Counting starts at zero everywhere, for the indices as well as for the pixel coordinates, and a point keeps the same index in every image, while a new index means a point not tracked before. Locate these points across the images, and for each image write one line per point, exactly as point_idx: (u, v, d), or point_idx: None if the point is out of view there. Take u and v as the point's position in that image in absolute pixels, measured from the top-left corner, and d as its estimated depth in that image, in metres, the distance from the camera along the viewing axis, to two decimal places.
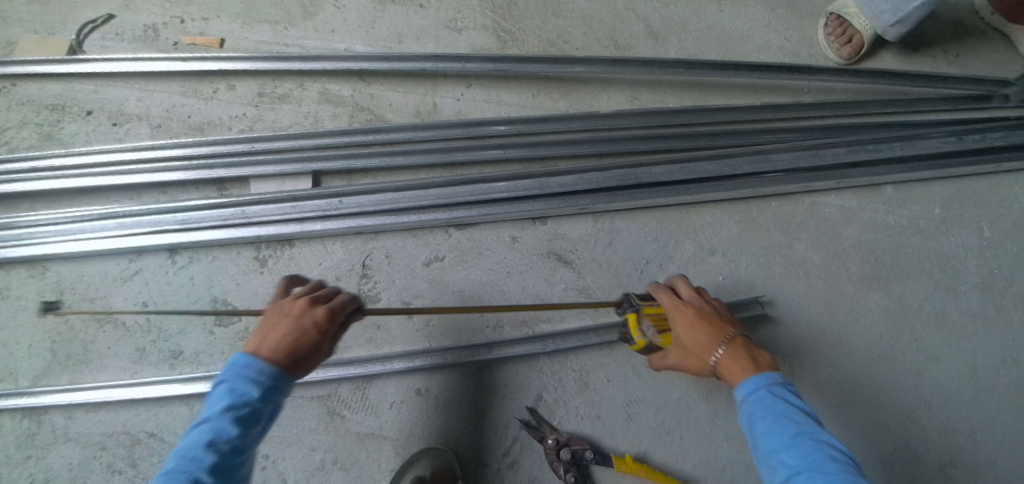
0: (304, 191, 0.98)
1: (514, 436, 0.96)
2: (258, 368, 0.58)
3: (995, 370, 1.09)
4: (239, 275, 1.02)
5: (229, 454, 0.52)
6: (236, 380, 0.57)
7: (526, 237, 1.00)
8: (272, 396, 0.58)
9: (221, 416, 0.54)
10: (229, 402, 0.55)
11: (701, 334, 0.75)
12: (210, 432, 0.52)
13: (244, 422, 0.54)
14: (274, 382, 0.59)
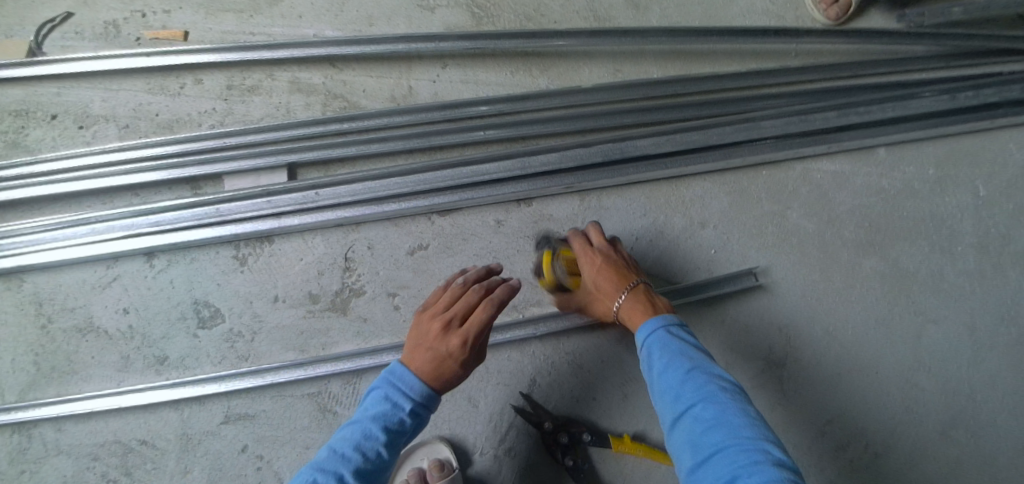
0: (279, 185, 0.95)
1: (510, 423, 0.94)
2: (421, 389, 0.67)
3: (992, 331, 1.07)
4: (219, 276, 0.99)
5: (372, 464, 0.61)
6: (398, 396, 0.66)
7: (511, 219, 0.97)
8: (420, 415, 0.67)
9: (373, 429, 0.63)
10: (382, 414, 0.64)
11: (607, 281, 0.81)
12: (360, 441, 0.62)
13: (394, 438, 0.63)
14: (424, 401, 0.67)
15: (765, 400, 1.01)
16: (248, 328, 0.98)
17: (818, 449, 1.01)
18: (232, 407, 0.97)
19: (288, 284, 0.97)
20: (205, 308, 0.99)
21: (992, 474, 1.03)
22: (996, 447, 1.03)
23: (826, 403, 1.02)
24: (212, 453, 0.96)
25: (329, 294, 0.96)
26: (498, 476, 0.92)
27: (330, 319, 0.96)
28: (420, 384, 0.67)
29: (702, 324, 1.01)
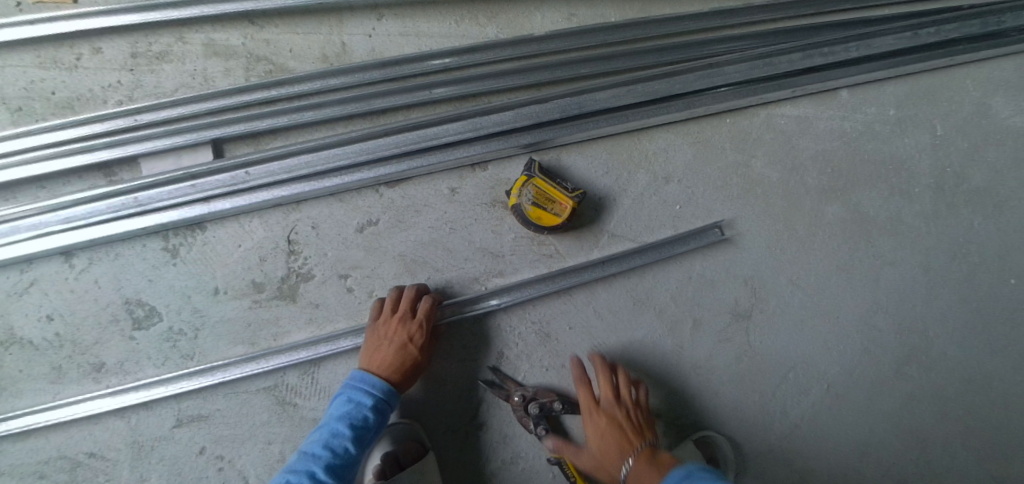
0: (202, 166, 0.85)
1: (479, 398, 0.90)
2: (382, 388, 0.78)
3: (944, 268, 1.09)
4: (149, 271, 0.89)
5: (342, 458, 0.73)
6: (360, 397, 0.77)
7: (466, 186, 0.91)
8: (384, 412, 0.78)
9: (341, 428, 0.74)
10: (346, 414, 0.75)
11: (611, 447, 0.82)
12: (329, 439, 0.73)
13: (360, 433, 0.74)
14: (385, 398, 0.78)
15: (735, 352, 1.01)
16: (189, 325, 0.89)
17: (783, 395, 1.03)
18: (183, 409, 0.90)
19: (228, 274, 0.89)
20: (139, 306, 0.89)
21: (942, 404, 1.07)
22: (947, 379, 1.08)
23: (791, 350, 1.03)
24: (168, 458, 0.89)
25: (274, 281, 0.89)
26: (472, 451, 0.90)
27: (279, 308, 0.89)
28: (380, 385, 0.78)
29: (669, 282, 0.99)
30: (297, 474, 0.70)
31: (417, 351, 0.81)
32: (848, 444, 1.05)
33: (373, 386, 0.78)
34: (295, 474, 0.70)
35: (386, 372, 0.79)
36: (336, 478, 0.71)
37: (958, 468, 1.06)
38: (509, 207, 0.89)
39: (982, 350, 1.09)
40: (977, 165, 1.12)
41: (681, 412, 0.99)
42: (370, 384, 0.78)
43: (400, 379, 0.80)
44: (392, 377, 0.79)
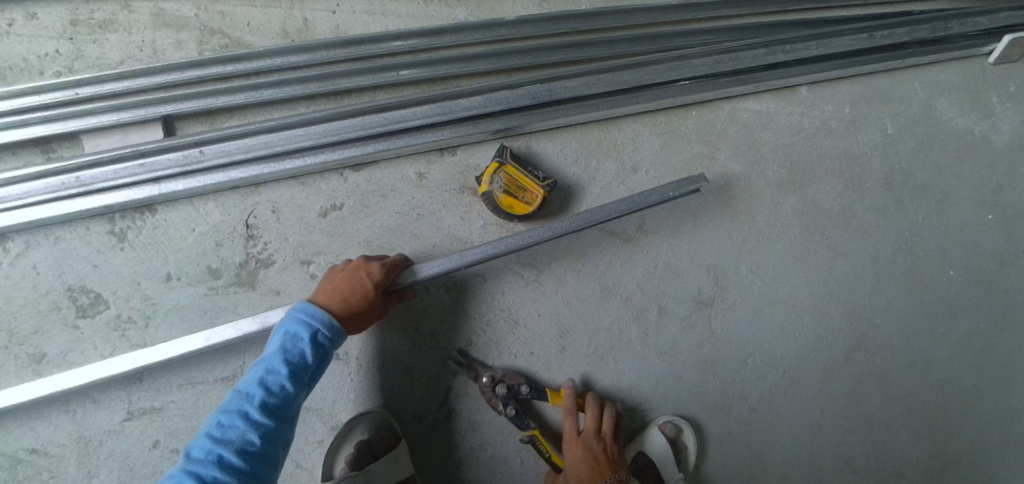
0: (152, 144, 0.80)
1: (448, 386, 0.90)
2: (324, 322, 0.70)
3: (890, 260, 1.16)
4: (94, 256, 0.84)
5: (278, 396, 0.64)
6: (299, 330, 0.69)
7: (434, 172, 0.89)
8: (325, 348, 0.70)
9: (276, 363, 0.66)
10: (281, 349, 0.67)
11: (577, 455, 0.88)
12: (264, 376, 0.65)
13: (299, 369, 0.66)
14: (328, 333, 0.70)
15: (697, 340, 1.04)
16: (139, 313, 0.84)
17: (741, 380, 1.06)
18: (135, 402, 0.86)
19: (181, 260, 0.85)
20: (83, 294, 0.84)
21: (886, 388, 1.14)
22: (890, 363, 1.14)
23: (750, 337, 1.07)
24: (119, 453, 0.85)
25: (232, 267, 0.85)
26: (439, 440, 0.90)
27: (237, 295, 0.85)
28: (320, 311, 0.71)
29: (635, 271, 1.01)
30: (227, 416, 0.62)
31: (367, 281, 0.75)
32: (799, 426, 1.10)
33: (313, 318, 0.70)
34: (227, 416, 0.62)
35: (329, 297, 0.73)
36: (271, 417, 0.63)
37: (898, 447, 1.13)
38: (478, 193, 0.88)
39: (922, 337, 1.16)
40: (922, 163, 1.18)
41: (645, 397, 1.02)
42: (311, 315, 0.70)
43: (343, 306, 0.73)
44: (337, 304, 0.73)
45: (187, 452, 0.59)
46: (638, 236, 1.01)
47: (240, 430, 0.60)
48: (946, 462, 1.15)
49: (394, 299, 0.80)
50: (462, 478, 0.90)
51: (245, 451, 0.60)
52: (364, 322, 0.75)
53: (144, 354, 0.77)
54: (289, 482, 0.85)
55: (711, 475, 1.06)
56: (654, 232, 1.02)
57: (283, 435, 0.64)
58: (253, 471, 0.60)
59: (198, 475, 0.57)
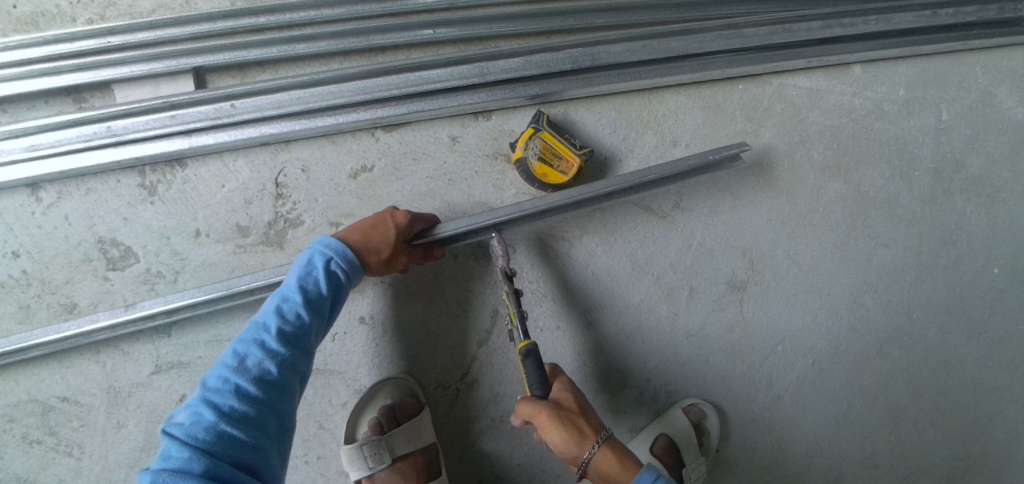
0: (183, 96, 0.79)
1: (472, 355, 0.88)
2: (339, 252, 0.71)
3: (933, 255, 1.09)
4: (125, 209, 0.83)
5: (294, 325, 0.65)
6: (315, 262, 0.70)
7: (467, 136, 0.86)
8: (339, 279, 0.70)
9: (291, 294, 0.67)
10: (296, 280, 0.68)
11: (575, 398, 0.75)
12: (280, 305, 0.65)
13: (314, 300, 0.67)
14: (344, 267, 0.71)
15: (728, 324, 1.00)
16: (168, 268, 0.84)
17: (769, 367, 1.03)
18: (162, 356, 0.86)
19: (210, 216, 0.84)
20: (113, 247, 0.84)
21: (917, 384, 1.09)
22: (925, 359, 1.09)
23: (782, 324, 1.03)
24: (147, 405, 0.87)
25: (260, 225, 0.83)
26: (461, 409, 0.88)
27: (264, 255, 0.84)
28: (338, 240, 0.72)
29: (669, 250, 0.97)
30: (244, 345, 0.62)
31: (390, 222, 0.75)
32: (827, 418, 1.06)
33: (329, 249, 0.71)
34: (242, 345, 0.62)
35: (349, 232, 0.74)
36: (287, 345, 0.63)
37: (924, 445, 1.09)
38: (512, 160, 0.85)
39: (959, 335, 1.10)
40: (976, 152, 1.10)
41: (671, 379, 0.99)
42: (326, 246, 0.71)
43: (361, 240, 0.73)
44: (355, 238, 0.74)
45: (203, 382, 0.59)
46: (673, 214, 0.97)
47: (256, 358, 0.61)
48: (973, 464, 1.10)
49: (417, 253, 0.79)
50: (483, 449, 0.89)
51: (262, 379, 0.60)
52: (380, 262, 0.74)
53: (175, 296, 0.80)
54: (311, 442, 0.85)
55: (731, 461, 1.04)
56: (690, 210, 0.98)
57: (299, 366, 0.64)
58: (270, 400, 0.60)
59: (215, 402, 0.57)
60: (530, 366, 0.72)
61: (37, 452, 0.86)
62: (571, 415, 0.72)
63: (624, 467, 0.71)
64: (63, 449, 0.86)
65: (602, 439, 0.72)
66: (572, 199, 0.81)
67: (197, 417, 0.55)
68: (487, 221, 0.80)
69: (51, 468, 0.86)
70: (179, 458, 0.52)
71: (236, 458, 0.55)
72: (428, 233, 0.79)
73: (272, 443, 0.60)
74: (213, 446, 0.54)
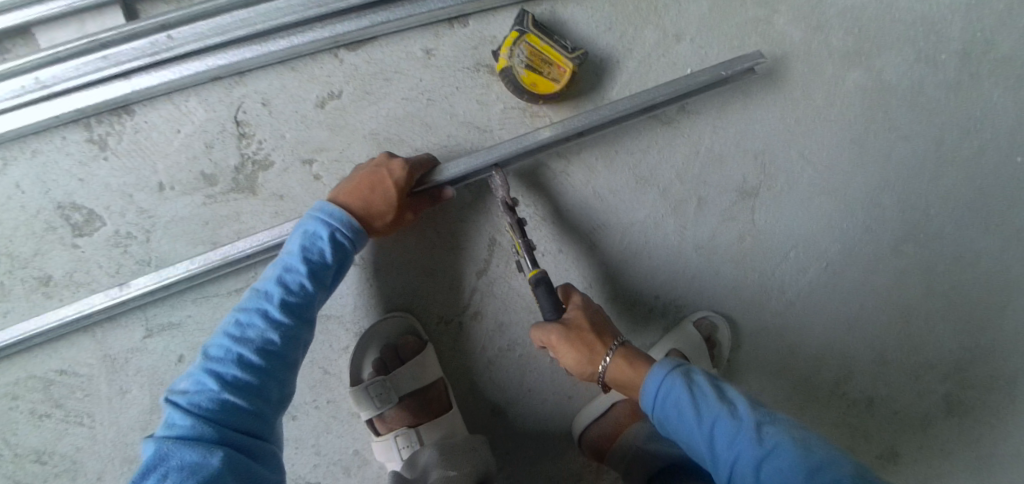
0: (112, 31, 0.69)
1: (474, 286, 0.83)
2: (344, 222, 0.63)
3: (956, 145, 1.00)
4: (79, 168, 0.75)
5: (298, 296, 0.60)
6: (318, 229, 0.63)
7: (443, 48, 0.76)
8: (346, 248, 0.64)
9: (294, 264, 0.61)
10: (299, 247, 0.61)
11: (578, 319, 0.69)
12: (283, 275, 0.60)
13: (319, 271, 0.61)
14: (350, 235, 0.64)
15: (741, 233, 0.94)
16: (137, 229, 0.77)
17: (783, 275, 0.97)
18: (152, 318, 0.82)
19: (170, 167, 0.76)
20: (75, 211, 0.76)
21: (929, 282, 1.03)
22: (946, 255, 1.03)
23: (797, 230, 0.96)
24: (146, 369, 0.84)
25: (227, 171, 0.76)
26: (467, 342, 0.85)
27: (237, 202, 0.76)
28: (339, 210, 0.64)
29: (675, 159, 0.89)
30: (245, 313, 0.58)
31: (389, 181, 0.66)
32: (842, 322, 1.02)
33: (332, 217, 0.63)
34: (244, 315, 0.58)
35: (348, 196, 0.66)
36: (291, 318, 0.59)
37: (932, 340, 1.05)
38: (497, 72, 0.75)
39: (980, 228, 1.04)
40: (1008, 26, 0.99)
41: (682, 295, 0.95)
42: (329, 214, 0.63)
43: (364, 208, 0.66)
44: (356, 205, 0.66)
45: (205, 349, 0.56)
46: (677, 120, 0.88)
47: (258, 329, 0.57)
48: (979, 355, 1.07)
49: (423, 199, 0.72)
50: (494, 378, 0.87)
51: (265, 349, 0.56)
52: (386, 225, 0.68)
53: (166, 273, 0.76)
54: (319, 388, 0.82)
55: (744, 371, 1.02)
56: (696, 113, 0.89)
57: (303, 335, 0.60)
58: (273, 370, 0.56)
59: (217, 371, 0.53)
60: (541, 294, 0.67)
61: (49, 425, 0.84)
62: (581, 332, 0.68)
63: (639, 370, 0.66)
64: (72, 420, 0.84)
65: (613, 350, 0.68)
66: (575, 130, 0.76)
67: (199, 386, 0.52)
68: (487, 160, 0.72)
69: (65, 439, 0.84)
70: (183, 426, 0.50)
71: (242, 426, 0.52)
72: (431, 180, 0.71)
73: (276, 410, 0.57)
74: (217, 416, 0.51)
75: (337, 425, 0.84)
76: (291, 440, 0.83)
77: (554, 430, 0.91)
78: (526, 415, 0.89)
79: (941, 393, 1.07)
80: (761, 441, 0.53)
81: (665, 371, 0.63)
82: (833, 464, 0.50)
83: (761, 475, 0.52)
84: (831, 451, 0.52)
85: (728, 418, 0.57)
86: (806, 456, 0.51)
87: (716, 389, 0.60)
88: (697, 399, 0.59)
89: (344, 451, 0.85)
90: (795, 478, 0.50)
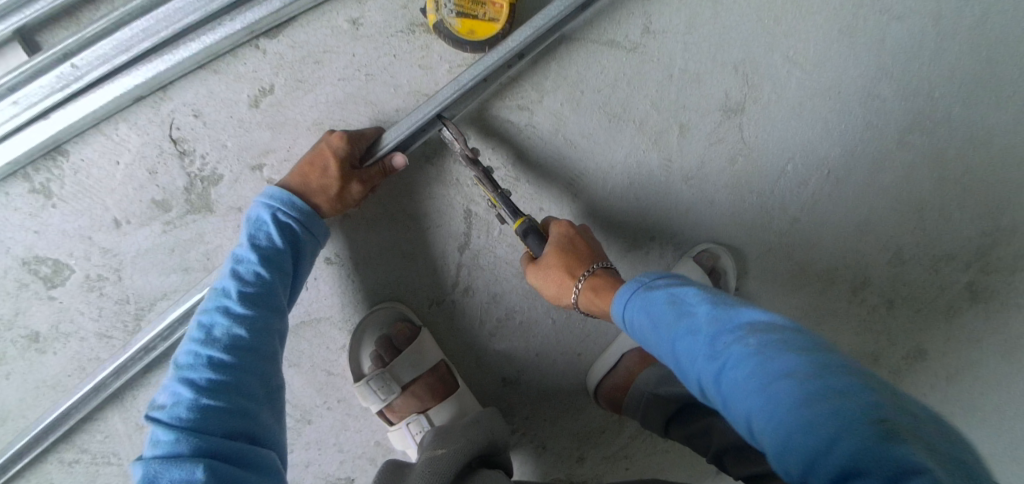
0: (13, 72, 0.64)
1: (458, 261, 0.79)
2: (286, 202, 0.62)
3: (956, 12, 0.91)
4: (31, 219, 0.72)
5: (255, 285, 0.57)
6: (261, 214, 0.61)
7: (369, 15, 0.70)
8: (295, 228, 0.62)
9: (243, 254, 0.58)
10: (246, 238, 0.59)
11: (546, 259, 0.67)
12: (234, 268, 0.58)
13: (271, 256, 0.59)
14: (296, 215, 0.62)
15: (731, 154, 0.88)
16: (107, 268, 0.74)
17: (780, 191, 0.91)
18: None
19: (121, 200, 0.72)
20: (41, 263, 0.73)
21: (942, 169, 0.96)
22: (951, 136, 0.95)
23: (791, 138, 0.89)
24: None
25: (178, 193, 0.72)
26: (464, 318, 0.82)
27: (197, 223, 0.73)
28: (281, 190, 0.63)
29: (647, 88, 0.82)
30: (207, 315, 0.55)
31: (328, 153, 0.66)
32: (852, 225, 0.96)
33: (274, 201, 0.62)
34: (206, 316, 0.55)
35: (293, 176, 0.66)
36: (253, 307, 0.56)
37: (951, 227, 0.99)
38: (432, 30, 0.70)
39: (992, 100, 0.96)
40: None
41: (678, 230, 0.90)
42: (271, 198, 0.62)
43: (306, 184, 0.65)
44: (295, 180, 0.65)
45: (176, 360, 0.53)
46: (643, 43, 0.81)
47: (223, 326, 0.54)
48: (1003, 235, 1.02)
49: (374, 172, 0.68)
50: (499, 349, 0.85)
51: (234, 345, 0.53)
52: (331, 201, 0.66)
53: (161, 319, 0.74)
54: (327, 390, 0.81)
55: (753, 296, 0.98)
56: (663, 32, 0.81)
57: (273, 324, 0.57)
58: (248, 365, 0.53)
59: (191, 378, 0.50)
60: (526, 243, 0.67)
61: (81, 469, 0.82)
62: (550, 266, 0.66)
63: (604, 299, 0.61)
64: (101, 461, 0.82)
65: (580, 284, 0.64)
66: (512, 50, 0.68)
67: (176, 397, 0.49)
68: (431, 112, 0.67)
69: (99, 479, 0.82)
70: (168, 442, 0.46)
71: (230, 431, 0.49)
72: (375, 151, 0.68)
73: (264, 407, 0.54)
74: (201, 424, 0.47)
75: (353, 420, 0.83)
76: (313, 444, 0.82)
77: (570, 388, 0.89)
78: (539, 379, 0.87)
79: (962, 281, 1.03)
80: (715, 351, 0.42)
81: (628, 292, 0.54)
82: (796, 369, 0.37)
83: (719, 394, 0.41)
84: (803, 352, 0.38)
85: (684, 332, 0.45)
86: (763, 360, 0.38)
87: (677, 297, 0.48)
88: (655, 318, 0.49)
89: (366, 444, 0.84)
90: (749, 392, 0.38)
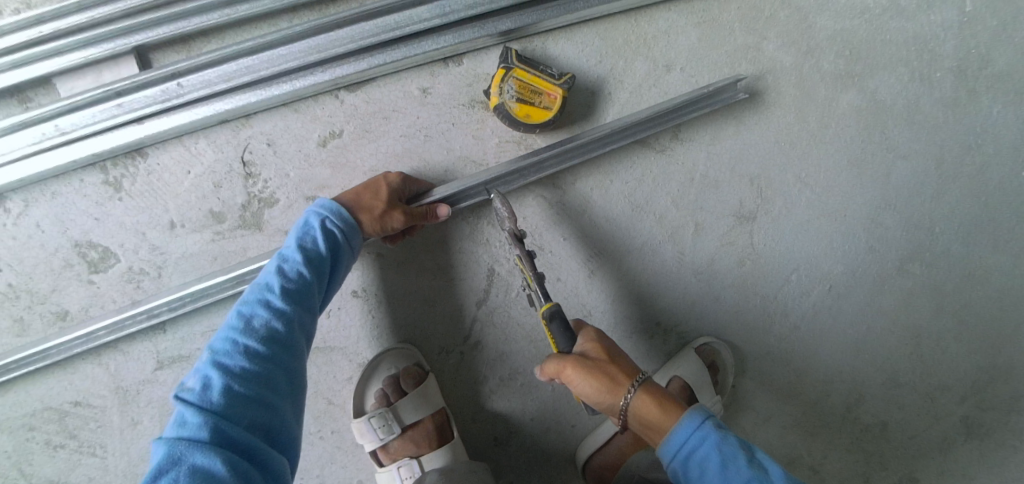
0: (125, 81, 0.73)
1: (473, 315, 0.84)
2: (333, 212, 0.69)
3: (956, 163, 1.01)
4: (95, 208, 0.78)
5: (296, 282, 0.63)
6: (310, 220, 0.68)
7: (438, 86, 0.80)
8: (338, 237, 0.68)
9: (290, 254, 0.65)
10: (294, 240, 0.66)
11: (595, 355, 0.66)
12: (279, 265, 0.64)
13: (314, 258, 0.65)
14: (342, 224, 0.68)
15: (739, 257, 0.94)
16: (150, 264, 0.80)
17: (784, 298, 0.97)
18: (163, 350, 0.83)
19: (182, 205, 0.79)
20: (91, 249, 0.79)
21: (937, 302, 1.02)
22: (949, 272, 1.02)
23: (796, 251, 0.96)
24: (155, 402, 0.84)
25: (234, 209, 0.79)
26: (468, 370, 0.86)
27: (244, 239, 0.79)
28: (332, 202, 0.70)
29: (670, 186, 0.90)
30: (248, 306, 0.60)
31: (383, 183, 0.73)
32: (846, 341, 1.01)
33: (324, 210, 0.69)
34: (247, 307, 0.60)
35: (346, 195, 0.73)
36: (292, 303, 0.61)
37: (946, 360, 1.04)
38: (490, 108, 0.79)
39: (986, 246, 1.03)
40: (1003, 46, 0.99)
41: (681, 319, 0.95)
42: (322, 208, 0.69)
43: (355, 202, 0.71)
44: (348, 196, 0.72)
45: (211, 345, 0.57)
46: (671, 146, 0.90)
47: (262, 319, 0.59)
48: (997, 376, 1.05)
49: (418, 213, 0.74)
50: (495, 406, 0.88)
51: (269, 336, 0.58)
52: (373, 219, 0.71)
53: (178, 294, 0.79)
54: (324, 418, 0.84)
55: (745, 396, 1.01)
56: (690, 139, 0.91)
57: (305, 322, 0.62)
58: (278, 358, 0.58)
59: (227, 364, 0.55)
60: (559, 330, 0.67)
61: (63, 455, 0.83)
62: (601, 363, 0.65)
63: (665, 410, 0.63)
64: (87, 450, 0.83)
65: (636, 385, 0.64)
66: (565, 150, 0.81)
67: (209, 381, 0.53)
68: (481, 178, 0.78)
69: (78, 468, 0.84)
70: (195, 425, 0.49)
71: (251, 423, 0.52)
72: (424, 198, 0.76)
73: (285, 402, 0.57)
74: (229, 411, 0.51)
75: (342, 453, 0.85)
76: (298, 470, 0.84)
77: (556, 458, 0.91)
78: (527, 443, 0.90)
79: (958, 414, 1.05)
80: None
81: (699, 421, 0.60)
82: None
83: None
84: None
85: None
86: None
87: (747, 449, 0.59)
88: (725, 460, 0.58)
89: (348, 481, 0.85)
90: None
